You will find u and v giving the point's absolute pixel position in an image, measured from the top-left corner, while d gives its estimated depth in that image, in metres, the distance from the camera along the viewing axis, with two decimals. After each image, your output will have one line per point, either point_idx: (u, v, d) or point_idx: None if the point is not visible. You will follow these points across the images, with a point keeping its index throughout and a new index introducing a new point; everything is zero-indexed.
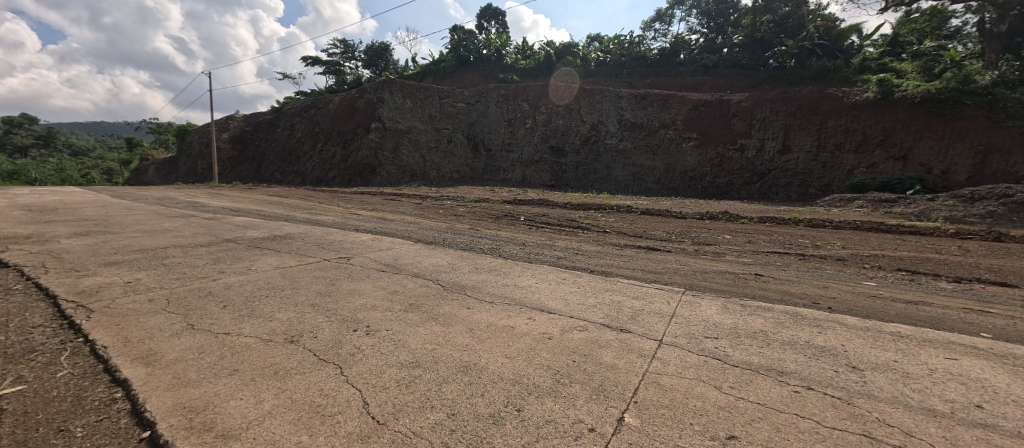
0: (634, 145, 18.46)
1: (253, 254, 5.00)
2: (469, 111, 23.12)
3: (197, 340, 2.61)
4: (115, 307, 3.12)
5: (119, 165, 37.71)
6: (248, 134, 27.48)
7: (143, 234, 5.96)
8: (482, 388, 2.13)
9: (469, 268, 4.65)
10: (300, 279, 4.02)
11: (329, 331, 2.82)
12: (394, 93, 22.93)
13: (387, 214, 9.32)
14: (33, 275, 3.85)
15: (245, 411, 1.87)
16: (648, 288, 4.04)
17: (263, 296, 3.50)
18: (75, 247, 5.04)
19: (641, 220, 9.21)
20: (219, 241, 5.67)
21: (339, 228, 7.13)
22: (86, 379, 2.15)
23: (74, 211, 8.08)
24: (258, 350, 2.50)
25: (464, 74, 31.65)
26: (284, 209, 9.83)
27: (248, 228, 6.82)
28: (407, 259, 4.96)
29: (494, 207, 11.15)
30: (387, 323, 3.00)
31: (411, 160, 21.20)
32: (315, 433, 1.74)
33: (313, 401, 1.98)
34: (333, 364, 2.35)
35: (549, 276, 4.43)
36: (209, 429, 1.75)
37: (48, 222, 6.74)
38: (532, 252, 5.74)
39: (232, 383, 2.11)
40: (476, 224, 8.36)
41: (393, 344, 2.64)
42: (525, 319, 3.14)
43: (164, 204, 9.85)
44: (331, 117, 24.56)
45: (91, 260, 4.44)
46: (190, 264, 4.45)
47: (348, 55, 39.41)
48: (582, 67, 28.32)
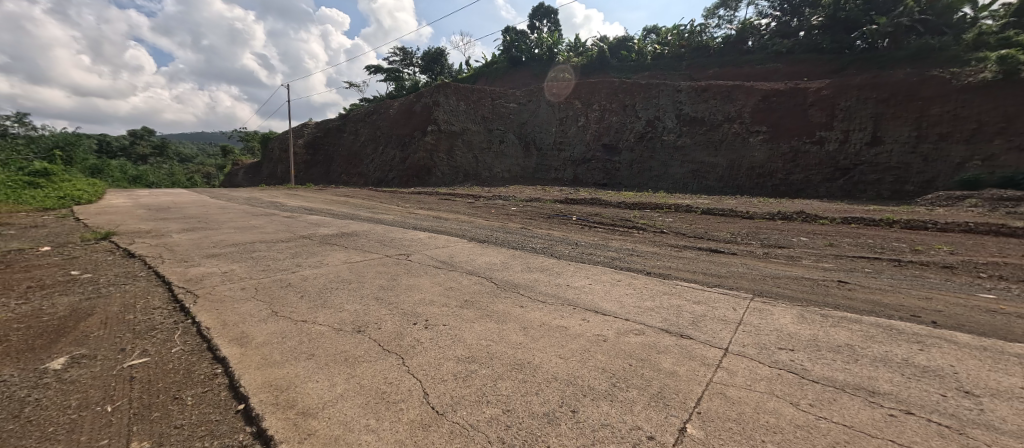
0: (694, 141, 17.46)
1: (325, 250, 5.45)
2: (521, 111, 23.28)
3: (279, 325, 2.90)
4: (215, 293, 3.58)
5: (215, 170, 43.02)
6: (319, 139, 29.92)
7: (233, 230, 6.75)
8: (536, 387, 2.14)
9: (521, 267, 4.69)
10: (365, 273, 4.32)
11: (392, 323, 2.99)
12: (449, 96, 23.72)
13: (442, 213, 9.72)
14: (153, 264, 4.53)
15: (321, 393, 2.05)
16: (710, 293, 3.81)
17: (334, 288, 3.80)
18: (183, 240, 5.85)
19: (702, 221, 8.69)
20: (296, 237, 6.27)
21: (398, 226, 7.50)
22: (193, 355, 2.47)
23: (181, 210, 9.37)
24: (331, 338, 2.72)
25: (517, 74, 31.92)
26: (350, 208, 10.59)
27: (319, 226, 7.46)
28: (461, 257, 5.12)
29: (545, 207, 11.10)
30: (444, 317, 3.12)
31: (465, 160, 21.82)
32: (381, 418, 1.86)
33: (379, 387, 2.12)
34: (395, 355, 2.49)
35: (602, 277, 4.34)
36: (291, 406, 1.94)
37: (162, 219, 7.89)
38: (585, 252, 5.66)
39: (310, 367, 2.32)
40: (527, 223, 8.39)
41: (450, 339, 2.74)
42: (577, 319, 3.11)
43: (250, 204, 11.09)
44: (391, 122, 26.01)
45: (196, 252, 5.12)
46: (273, 257, 4.96)
47: (407, 62, 41.37)
48: (638, 61, 27.62)
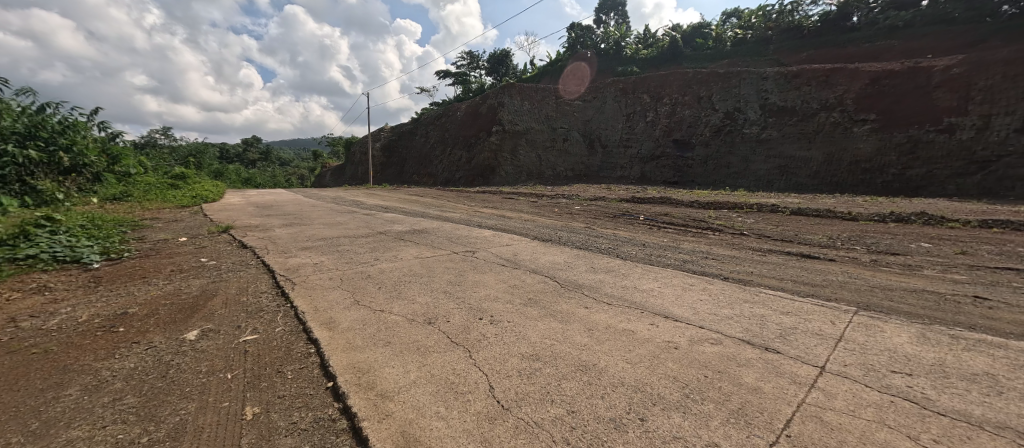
0: (781, 133, 15.76)
1: (399, 245, 5.85)
2: (586, 108, 22.80)
3: (360, 313, 3.18)
4: (309, 281, 4.03)
5: (308, 172, 48.24)
6: (394, 142, 32.11)
7: (322, 226, 7.52)
8: (601, 390, 2.09)
9: (585, 268, 4.59)
10: (435, 268, 4.56)
11: (460, 317, 3.12)
12: (513, 97, 24.03)
13: (506, 212, 9.91)
14: (260, 254, 5.21)
15: (396, 378, 2.21)
16: (801, 303, 3.41)
17: (407, 281, 4.07)
18: (283, 234, 6.66)
19: (790, 222, 7.82)
20: (374, 233, 6.80)
21: (464, 225, 7.78)
22: (292, 335, 2.80)
23: (280, 208, 10.66)
24: (404, 327, 2.91)
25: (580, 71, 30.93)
26: (420, 207, 11.24)
27: (395, 222, 8.02)
28: (525, 255, 5.16)
29: (611, 206, 10.77)
30: (509, 314, 3.18)
31: (528, 160, 21.96)
32: (450, 406, 1.95)
33: (449, 378, 2.21)
34: (463, 347, 2.60)
35: (672, 280, 4.09)
36: (371, 387, 2.11)
37: (266, 216, 9.03)
38: (653, 253, 5.40)
39: (387, 353, 2.51)
40: (591, 222, 8.20)
41: (515, 336, 2.78)
42: (646, 324, 2.97)
43: (335, 202, 12.26)
44: (458, 124, 27.04)
45: (292, 245, 5.78)
46: (355, 251, 5.44)
47: (474, 65, 42.67)
48: (716, 49, 25.70)
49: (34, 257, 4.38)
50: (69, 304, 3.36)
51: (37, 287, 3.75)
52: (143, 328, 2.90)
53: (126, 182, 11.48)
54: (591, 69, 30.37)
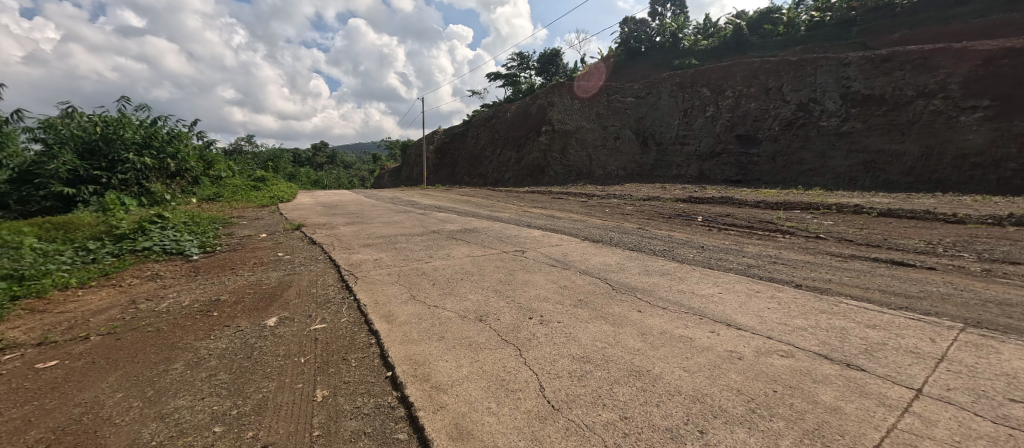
0: (865, 125, 14.15)
1: (451, 243, 6.03)
2: (640, 105, 22.00)
3: (415, 308, 3.32)
4: (370, 276, 4.29)
5: (368, 174, 51.42)
6: (447, 144, 33.18)
7: (381, 224, 7.95)
8: (656, 398, 2.01)
9: (638, 270, 4.43)
10: (485, 267, 4.65)
11: (510, 315, 3.15)
12: (564, 96, 23.82)
13: (555, 212, 9.84)
14: (327, 250, 5.63)
15: (450, 371, 2.29)
16: (889, 316, 3.04)
17: (459, 279, 4.18)
18: (347, 232, 7.15)
19: (875, 225, 7.00)
20: (428, 231, 7.09)
21: (513, 224, 7.85)
22: (355, 326, 3.01)
23: (344, 207, 11.45)
24: (457, 323, 3.00)
25: (634, 67, 29.99)
26: (471, 207, 11.51)
27: (447, 222, 8.29)
28: (575, 256, 5.09)
29: (666, 206, 10.30)
30: (559, 315, 3.16)
31: (578, 159, 21.66)
32: (501, 403, 1.98)
33: (499, 375, 2.25)
34: (513, 345, 2.62)
35: (735, 286, 3.82)
36: (426, 379, 2.20)
37: (332, 215, 9.74)
38: (713, 256, 5.09)
39: (441, 347, 2.60)
40: (644, 223, 7.90)
41: (565, 337, 2.75)
42: (705, 331, 2.81)
43: (392, 203, 12.92)
44: (508, 124, 27.33)
45: (355, 242, 6.19)
46: (410, 248, 5.70)
47: (524, 65, 42.88)
48: (788, 35, 23.62)
49: (149, 249, 5.12)
50: (175, 290, 3.88)
51: (151, 275, 4.37)
52: (232, 313, 3.27)
53: (218, 184, 12.94)
54: (640, 66, 29.54)
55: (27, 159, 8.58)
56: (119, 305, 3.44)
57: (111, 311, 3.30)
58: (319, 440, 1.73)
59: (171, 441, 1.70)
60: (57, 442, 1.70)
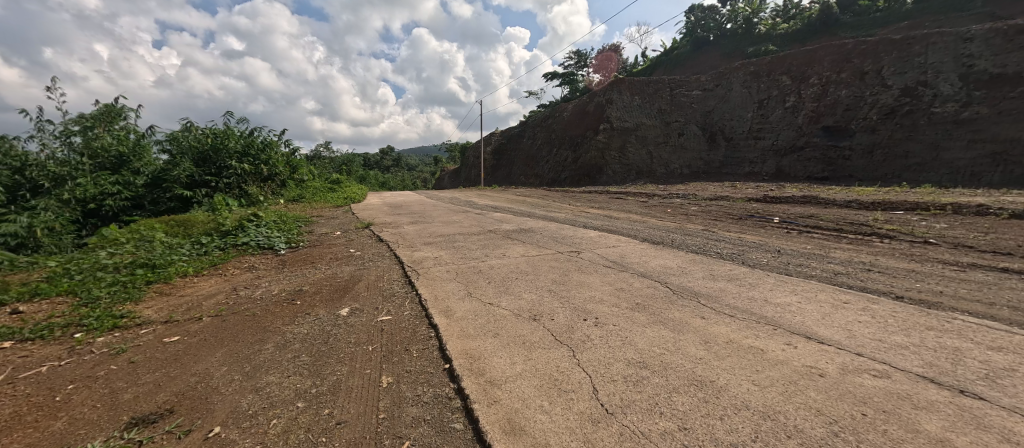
0: (989, 111, 12.05)
1: (507, 243, 6.15)
2: (707, 98, 20.65)
3: (472, 305, 3.45)
4: (431, 273, 4.51)
5: (430, 176, 54.00)
6: (504, 145, 33.77)
7: (441, 224, 8.31)
8: (721, 411, 1.91)
9: (703, 274, 4.19)
10: (540, 266, 4.68)
11: (564, 316, 3.15)
12: (623, 92, 23.13)
13: (613, 212, 9.60)
14: (392, 247, 6.02)
15: (504, 368, 2.35)
16: (1017, 338, 2.59)
17: (514, 278, 4.25)
18: (410, 230, 7.59)
19: (1003, 228, 5.94)
20: (486, 231, 7.28)
21: (569, 224, 7.79)
22: (416, 319, 3.20)
23: (407, 207, 12.12)
24: (512, 322, 3.06)
25: (701, 58, 28.21)
26: (527, 206, 11.59)
27: (503, 221, 8.45)
28: (633, 258, 4.94)
29: (735, 206, 9.60)
30: (615, 318, 3.09)
31: (638, 157, 20.98)
32: (554, 402, 2.00)
33: (553, 374, 2.27)
34: (567, 346, 2.63)
35: (817, 296, 3.47)
36: (481, 374, 2.29)
37: (397, 214, 10.38)
38: (790, 262, 4.65)
39: (496, 344, 2.68)
40: (711, 224, 7.43)
41: (621, 340, 2.70)
42: (779, 343, 2.60)
43: (452, 203, 13.42)
44: (565, 124, 27.11)
45: (418, 240, 6.54)
46: (468, 247, 5.90)
47: (582, 64, 42.28)
48: (888, 11, 20.73)
49: (247, 244, 5.84)
50: (267, 280, 4.40)
51: (248, 266, 4.98)
52: (312, 302, 3.63)
53: (300, 186, 14.36)
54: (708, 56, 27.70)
55: (156, 166, 10.21)
56: (224, 292, 3.98)
57: (217, 297, 3.84)
58: (385, 422, 1.88)
59: (264, 411, 1.95)
60: (178, 404, 2.02)
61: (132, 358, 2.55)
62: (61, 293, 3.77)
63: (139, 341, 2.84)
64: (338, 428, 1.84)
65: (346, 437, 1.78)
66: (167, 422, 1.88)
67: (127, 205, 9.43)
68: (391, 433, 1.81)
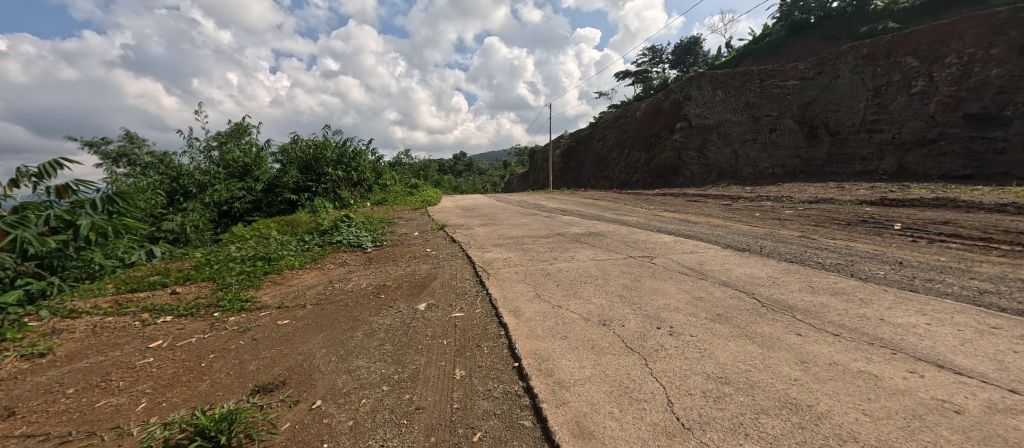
0: None
1: (576, 246, 6.10)
2: (806, 88, 18.40)
3: (541, 307, 3.49)
4: (502, 274, 4.64)
5: (500, 180, 55.51)
6: (573, 148, 33.51)
7: (511, 226, 8.50)
8: (820, 441, 1.71)
9: (799, 287, 3.76)
10: (611, 271, 4.57)
11: (636, 323, 3.05)
12: (703, 87, 21.64)
13: (690, 216, 9.02)
14: (465, 248, 6.32)
15: (573, 371, 2.35)
16: None
17: (584, 282, 4.21)
18: (482, 232, 7.89)
19: None
20: (554, 234, 7.30)
21: (641, 228, 7.48)
22: (488, 317, 3.32)
23: (479, 210, 12.59)
24: (582, 325, 3.04)
25: (798, 44, 25.26)
26: (597, 209, 11.36)
27: (572, 224, 8.39)
28: (714, 265, 4.60)
29: (840, 210, 8.43)
30: (692, 328, 2.92)
31: (720, 157, 19.57)
32: (625, 410, 1.96)
33: (623, 381, 2.22)
34: (639, 354, 2.55)
35: (953, 318, 2.92)
36: (550, 375, 2.31)
37: (469, 216, 10.85)
38: (916, 277, 3.97)
39: (565, 346, 2.69)
40: (809, 230, 6.63)
41: (700, 352, 2.54)
42: (898, 370, 2.25)
43: (521, 206, 13.65)
44: (637, 123, 26.10)
45: (489, 242, 6.77)
46: (537, 249, 5.97)
47: (657, 60, 40.40)
48: None
49: (340, 242, 6.55)
50: (356, 274, 4.90)
51: (341, 262, 5.58)
52: (395, 296, 3.97)
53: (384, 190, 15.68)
54: (807, 41, 24.68)
55: (271, 174, 11.87)
56: (322, 284, 4.52)
57: (318, 287, 4.37)
58: (459, 412, 2.00)
59: (356, 391, 2.19)
60: (289, 378, 2.35)
61: (255, 336, 3.02)
62: (204, 279, 4.57)
63: (259, 322, 3.34)
64: (417, 412, 1.99)
65: (424, 421, 1.93)
66: (281, 392, 2.20)
67: (249, 207, 11.15)
68: (465, 423, 1.92)
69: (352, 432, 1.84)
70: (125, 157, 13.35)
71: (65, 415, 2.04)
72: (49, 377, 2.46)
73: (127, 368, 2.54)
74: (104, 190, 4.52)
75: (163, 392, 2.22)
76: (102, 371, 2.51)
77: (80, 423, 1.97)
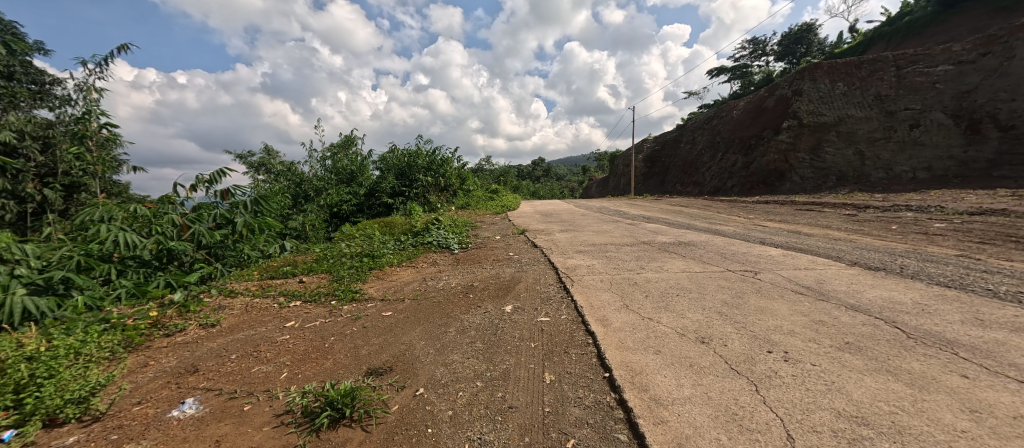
0: None
1: (664, 256, 5.73)
2: (963, 74, 15.05)
3: (629, 317, 3.35)
4: (586, 281, 4.56)
5: (580, 185, 54.82)
6: (659, 151, 31.75)
7: (592, 232, 8.32)
8: None
9: (960, 318, 3.05)
10: (706, 285, 4.20)
11: (740, 343, 2.76)
12: (818, 80, 18.97)
13: (802, 227, 7.91)
14: (547, 253, 6.35)
15: (670, 389, 2.20)
16: None
17: (675, 294, 3.94)
18: (562, 238, 7.85)
19: None
20: (639, 242, 6.95)
21: (740, 239, 6.76)
22: (574, 324, 3.29)
23: (558, 215, 12.57)
24: (677, 341, 2.85)
25: (952, 21, 20.81)
26: (686, 217, 10.57)
27: (659, 233, 7.91)
28: (837, 285, 3.96)
29: (1017, 224, 6.70)
30: (813, 356, 2.55)
31: (841, 158, 16.88)
32: (733, 438, 1.78)
33: (730, 407, 2.02)
34: (747, 378, 2.30)
35: None
36: (645, 390, 2.20)
37: (548, 222, 10.89)
38: None
39: (659, 362, 2.53)
40: (970, 249, 5.36)
41: (826, 385, 2.20)
42: None
43: (603, 212, 13.28)
44: (735, 123, 23.80)
45: (570, 248, 6.70)
46: (621, 258, 5.74)
47: (759, 52, 36.59)
48: None
49: (431, 242, 7.04)
50: (446, 273, 5.22)
51: (432, 261, 6.00)
52: (482, 297, 4.13)
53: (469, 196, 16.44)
54: (966, 16, 20.20)
55: (372, 180, 13.21)
56: (417, 280, 4.91)
57: (414, 284, 4.74)
58: (551, 416, 2.00)
59: (453, 383, 2.32)
60: (394, 365, 2.57)
61: (365, 324, 3.38)
62: (323, 271, 5.26)
63: (367, 312, 3.74)
64: (510, 411, 2.04)
65: (517, 421, 1.97)
66: (389, 376, 2.43)
67: (355, 210, 12.60)
68: (557, 428, 1.91)
69: (452, 421, 1.95)
70: (263, 166, 16.07)
71: (232, 376, 2.50)
72: (219, 344, 3.04)
73: (272, 342, 3.02)
74: (252, 194, 5.45)
75: (299, 365, 2.61)
76: (254, 343, 3.02)
77: (243, 383, 2.40)
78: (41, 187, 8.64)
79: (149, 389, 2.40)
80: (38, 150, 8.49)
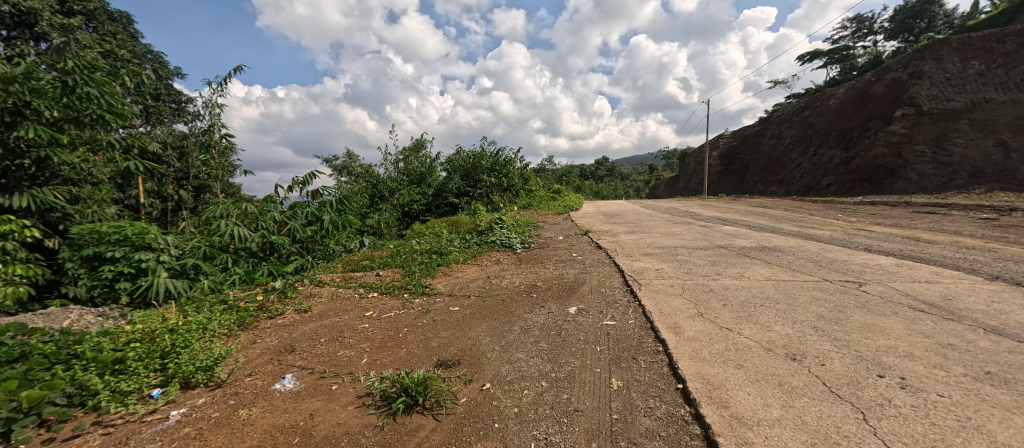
0: None
1: (745, 262, 5.25)
2: None
3: (706, 327, 3.11)
4: (655, 285, 4.33)
5: (647, 185, 52.51)
6: (739, 147, 29.17)
7: (660, 234, 7.88)
8: None
9: None
10: (796, 295, 3.77)
11: (841, 364, 2.43)
12: (944, 59, 16.08)
13: (919, 232, 6.77)
14: (612, 255, 6.14)
15: (755, 407, 2.01)
16: None
17: (758, 304, 3.58)
18: (628, 239, 7.55)
19: None
20: (714, 246, 6.44)
21: (839, 245, 5.97)
22: (642, 330, 3.13)
23: (623, 216, 12.14)
24: (762, 355, 2.59)
25: None
26: (769, 220, 9.60)
27: (737, 236, 7.26)
28: (970, 303, 3.33)
29: None
30: (938, 385, 2.16)
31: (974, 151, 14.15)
32: None
33: (829, 434, 1.79)
34: (850, 404, 2.02)
35: None
36: (725, 406, 2.03)
37: (613, 222, 10.56)
38: None
39: (741, 376, 2.33)
40: None
41: (958, 420, 1.85)
42: None
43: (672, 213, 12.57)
44: (832, 114, 21.06)
45: (636, 250, 6.42)
46: (694, 262, 5.36)
47: (864, 32, 32.04)
48: None
49: (495, 241, 7.19)
50: (509, 272, 5.30)
51: (496, 260, 6.13)
52: (545, 297, 4.12)
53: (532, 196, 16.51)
54: None
55: (440, 181, 13.83)
56: (481, 278, 5.05)
57: (478, 281, 4.88)
58: (619, 423, 1.94)
59: (519, 380, 2.35)
60: (462, 359, 2.66)
61: (434, 317, 3.55)
62: (396, 265, 5.63)
63: (436, 306, 3.92)
64: (576, 414, 2.01)
65: (585, 425, 1.93)
66: (457, 369, 2.53)
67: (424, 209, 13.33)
68: (626, 437, 1.85)
69: (518, 419, 1.97)
70: (346, 169, 17.65)
71: (321, 357, 2.78)
72: (311, 328, 3.40)
73: (353, 329, 3.31)
74: (337, 194, 5.99)
75: (377, 352, 2.82)
76: (338, 329, 3.33)
77: (330, 364, 2.66)
78: (178, 189, 10.38)
79: (258, 363, 2.76)
80: (176, 157, 10.20)
